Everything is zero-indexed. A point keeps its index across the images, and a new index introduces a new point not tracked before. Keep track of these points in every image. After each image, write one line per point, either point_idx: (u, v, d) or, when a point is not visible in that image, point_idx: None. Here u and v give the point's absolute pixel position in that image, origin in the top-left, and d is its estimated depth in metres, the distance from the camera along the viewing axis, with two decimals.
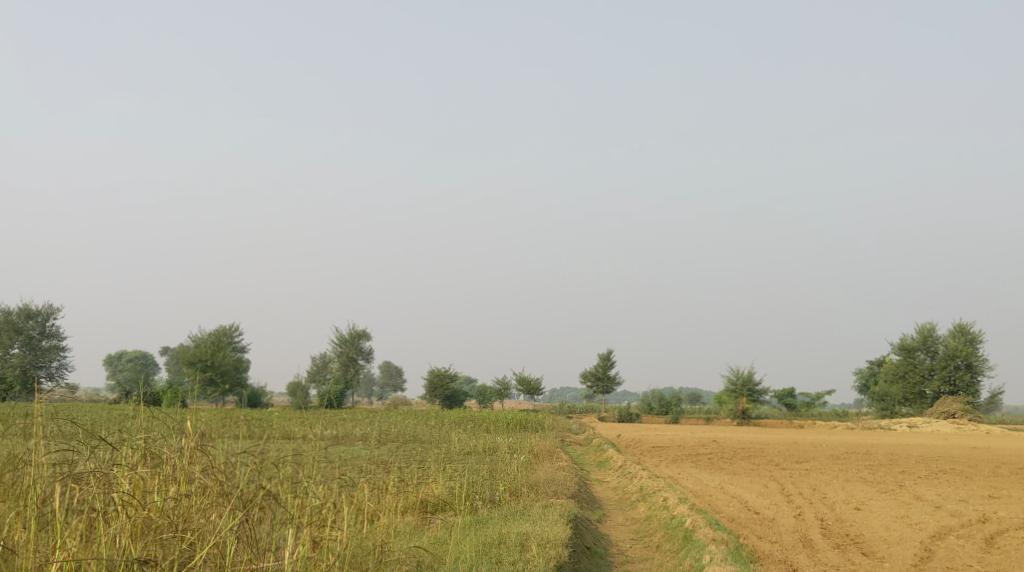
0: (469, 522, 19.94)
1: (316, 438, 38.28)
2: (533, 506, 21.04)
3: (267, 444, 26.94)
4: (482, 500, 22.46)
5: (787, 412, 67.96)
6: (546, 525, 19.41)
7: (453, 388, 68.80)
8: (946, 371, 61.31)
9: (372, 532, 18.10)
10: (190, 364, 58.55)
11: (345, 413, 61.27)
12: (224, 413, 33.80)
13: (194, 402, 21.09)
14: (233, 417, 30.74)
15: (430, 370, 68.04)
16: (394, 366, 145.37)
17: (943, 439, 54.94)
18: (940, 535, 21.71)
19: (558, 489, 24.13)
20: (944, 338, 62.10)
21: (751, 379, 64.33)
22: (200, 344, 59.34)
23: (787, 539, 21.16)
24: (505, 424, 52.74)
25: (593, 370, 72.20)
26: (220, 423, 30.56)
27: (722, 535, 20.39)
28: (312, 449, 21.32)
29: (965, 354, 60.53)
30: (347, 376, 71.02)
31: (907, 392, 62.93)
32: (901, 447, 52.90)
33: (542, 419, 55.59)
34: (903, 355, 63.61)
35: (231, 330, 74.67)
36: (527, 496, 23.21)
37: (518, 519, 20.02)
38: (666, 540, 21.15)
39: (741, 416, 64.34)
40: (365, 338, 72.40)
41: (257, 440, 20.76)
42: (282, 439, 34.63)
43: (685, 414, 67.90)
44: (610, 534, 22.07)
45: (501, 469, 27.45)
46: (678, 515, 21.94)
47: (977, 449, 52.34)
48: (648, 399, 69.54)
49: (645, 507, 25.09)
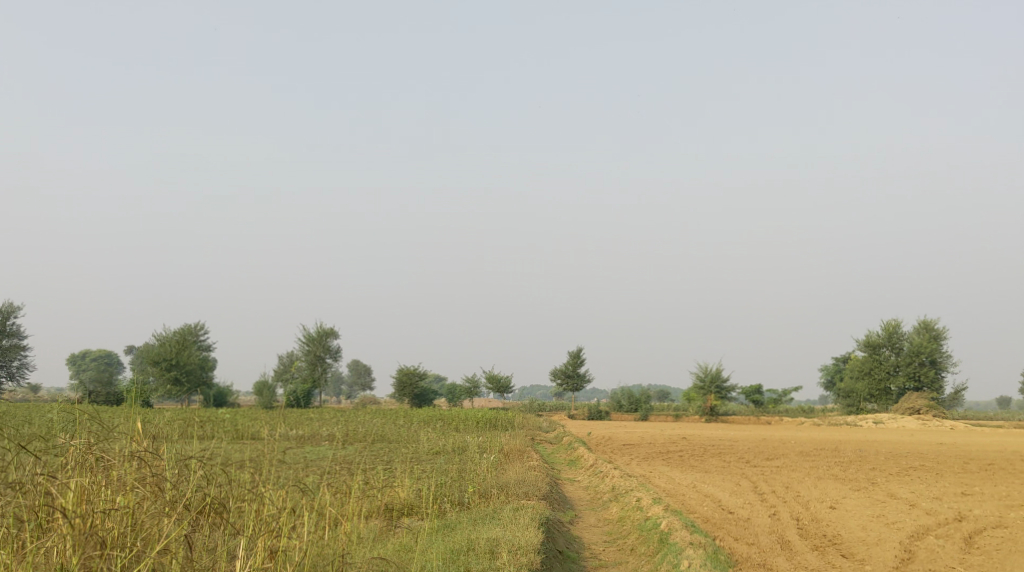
0: (437, 527, 19.28)
1: (280, 441, 37.48)
2: (503, 509, 20.40)
3: (229, 448, 26.24)
4: (450, 503, 21.79)
5: (755, 409, 67.68)
6: (517, 530, 18.78)
7: (421, 387, 68.09)
8: (911, 368, 61.16)
9: (335, 541, 17.50)
10: (155, 363, 57.46)
11: (312, 412, 60.45)
12: (185, 413, 32.98)
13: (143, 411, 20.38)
14: (195, 419, 29.94)
15: (399, 368, 67.26)
16: (362, 365, 144.37)
17: (910, 434, 54.81)
18: (918, 535, 21.28)
19: (528, 490, 23.50)
20: (909, 335, 62.01)
21: (719, 375, 64.02)
22: (164, 342, 58.28)
23: (765, 541, 20.62)
24: (474, 423, 52.12)
25: (562, 367, 71.63)
26: (181, 425, 29.76)
27: (700, 538, 19.82)
28: (273, 454, 20.61)
29: (930, 350, 60.47)
30: (315, 375, 70.05)
31: (872, 388, 62.78)
32: (869, 443, 52.78)
33: (511, 418, 55.02)
34: (869, 352, 63.44)
35: (196, 328, 73.48)
36: (497, 498, 22.56)
37: (488, 524, 19.35)
38: (640, 543, 20.59)
39: (709, 413, 63.95)
40: (333, 337, 71.55)
41: (210, 446, 20.05)
42: (246, 442, 33.86)
43: (654, 411, 67.55)
44: (582, 537, 21.45)
45: (470, 470, 26.84)
46: (653, 516, 21.38)
47: (944, 445, 52.31)
48: (617, 396, 69.05)
49: (618, 508, 24.51)
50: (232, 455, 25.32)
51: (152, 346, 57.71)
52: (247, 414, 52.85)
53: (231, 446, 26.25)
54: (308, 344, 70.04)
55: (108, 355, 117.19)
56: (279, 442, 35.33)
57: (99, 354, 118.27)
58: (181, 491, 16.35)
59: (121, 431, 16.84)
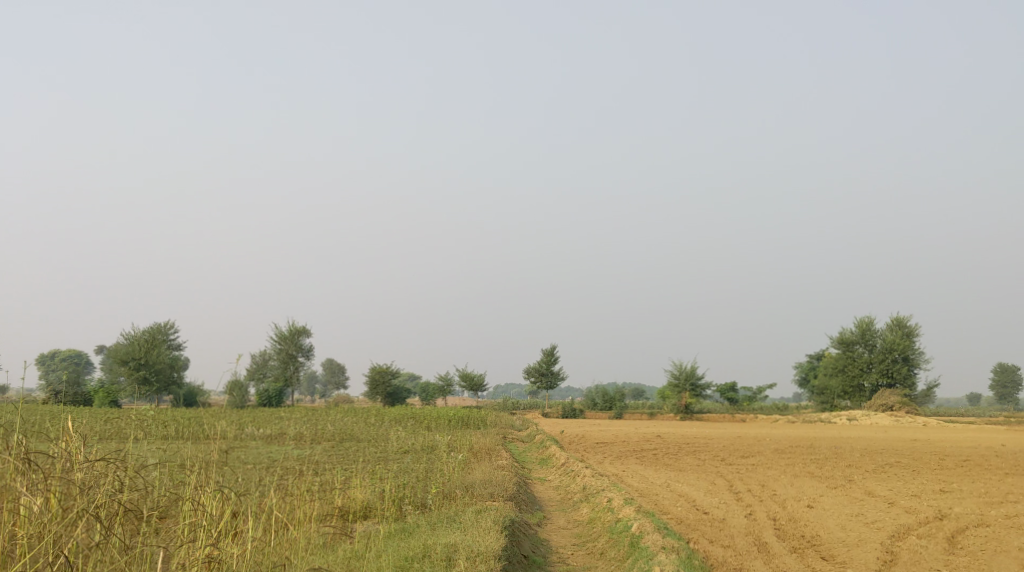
0: (393, 531, 18.32)
1: (247, 443, 36.38)
2: (465, 511, 19.43)
3: (184, 450, 25.23)
4: (412, 506, 20.83)
5: (729, 406, 67.00)
6: (477, 534, 17.80)
7: (394, 385, 67.00)
8: (884, 365, 60.51)
9: (278, 552, 16.57)
10: (122, 362, 56.07)
11: (283, 412, 59.25)
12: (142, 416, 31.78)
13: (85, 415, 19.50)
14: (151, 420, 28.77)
15: (372, 367, 66.12)
16: (337, 364, 142.60)
17: (883, 431, 54.29)
18: (899, 535, 20.45)
19: (495, 490, 22.53)
20: (882, 331, 61.38)
21: (694, 373, 63.22)
22: (132, 340, 56.93)
23: (741, 543, 19.73)
24: (446, 422, 51.04)
25: (536, 365, 70.69)
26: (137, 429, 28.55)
27: (672, 542, 18.88)
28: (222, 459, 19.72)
29: (902, 347, 59.91)
30: (287, 375, 68.75)
31: (846, 385, 62.16)
32: (844, 440, 52.14)
33: (484, 416, 54.06)
34: (842, 348, 62.71)
35: (165, 328, 72.05)
36: (461, 499, 21.58)
37: (448, 528, 18.36)
38: (610, 547, 19.66)
39: (684, 411, 63.17)
40: (305, 335, 70.26)
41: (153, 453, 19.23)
42: (210, 444, 32.76)
43: (628, 409, 66.68)
44: (550, 540, 20.51)
45: (436, 471, 25.90)
46: (623, 518, 20.46)
47: (918, 441, 51.72)
48: (591, 394, 68.15)
49: (588, 509, 23.60)
50: (188, 456, 24.37)
51: (119, 345, 56.32)
52: (218, 414, 51.69)
53: (186, 449, 25.24)
54: (280, 343, 68.75)
55: (80, 355, 115.40)
56: (246, 444, 34.28)
57: (70, 354, 116.87)
58: (108, 495, 15.55)
59: (39, 431, 16.02)
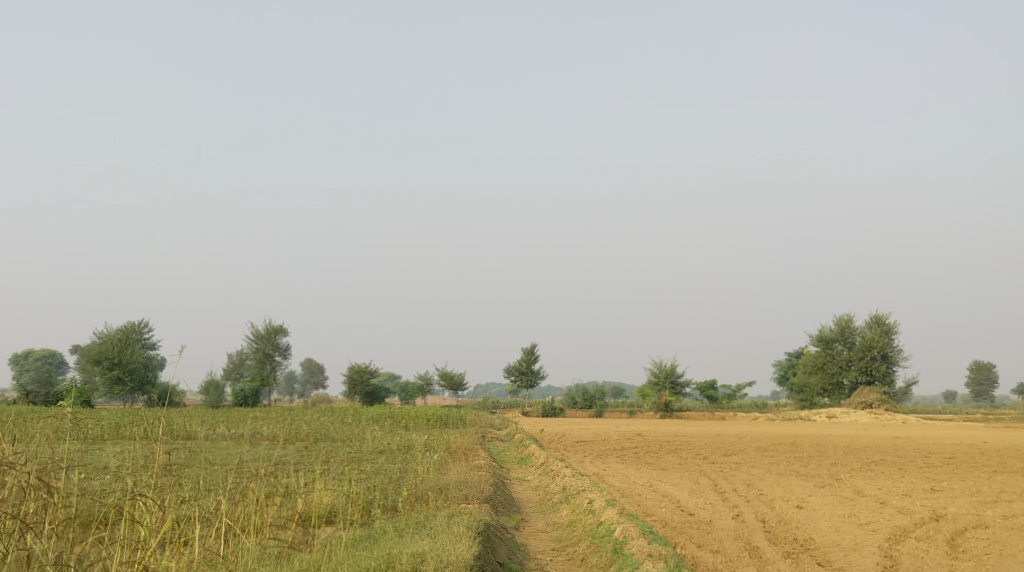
0: (357, 538, 17.18)
1: (219, 445, 35.06)
2: (437, 515, 18.21)
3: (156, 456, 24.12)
4: (381, 510, 19.70)
5: (709, 405, 65.95)
6: (446, 541, 16.58)
7: (373, 385, 65.64)
8: (863, 362, 59.64)
9: (227, 564, 15.49)
10: (96, 361, 54.52)
11: (260, 411, 57.88)
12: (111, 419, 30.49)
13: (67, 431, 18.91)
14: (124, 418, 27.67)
15: (350, 365, 64.74)
16: (315, 364, 140.82)
17: (863, 428, 53.35)
18: (898, 538, 19.35)
19: (470, 492, 21.34)
20: (861, 329, 60.50)
21: (674, 371, 62.06)
22: (106, 340, 55.22)
23: (731, 549, 18.58)
24: (424, 421, 49.84)
25: (515, 364, 69.49)
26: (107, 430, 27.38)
27: (660, 548, 17.71)
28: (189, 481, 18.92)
29: (881, 345, 59.03)
30: (264, 374, 67.19)
31: (825, 383, 61.09)
32: (826, 437, 51.16)
33: (462, 415, 52.79)
34: (821, 346, 61.66)
35: (139, 326, 70.37)
36: (435, 502, 20.39)
37: (416, 535, 17.12)
38: (592, 553, 18.49)
39: (664, 410, 62.09)
40: (283, 333, 68.84)
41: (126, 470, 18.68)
42: (184, 445, 31.61)
43: (608, 408, 65.51)
44: (528, 545, 19.34)
45: (411, 472, 24.75)
46: (606, 521, 19.27)
47: (900, 438, 50.81)
48: (571, 393, 66.89)
49: (568, 511, 22.41)
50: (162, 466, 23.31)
51: (92, 344, 54.58)
52: (191, 414, 50.20)
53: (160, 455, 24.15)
54: (257, 342, 67.21)
55: (55, 355, 113.20)
56: (216, 444, 33.04)
57: (45, 354, 115.34)
58: None
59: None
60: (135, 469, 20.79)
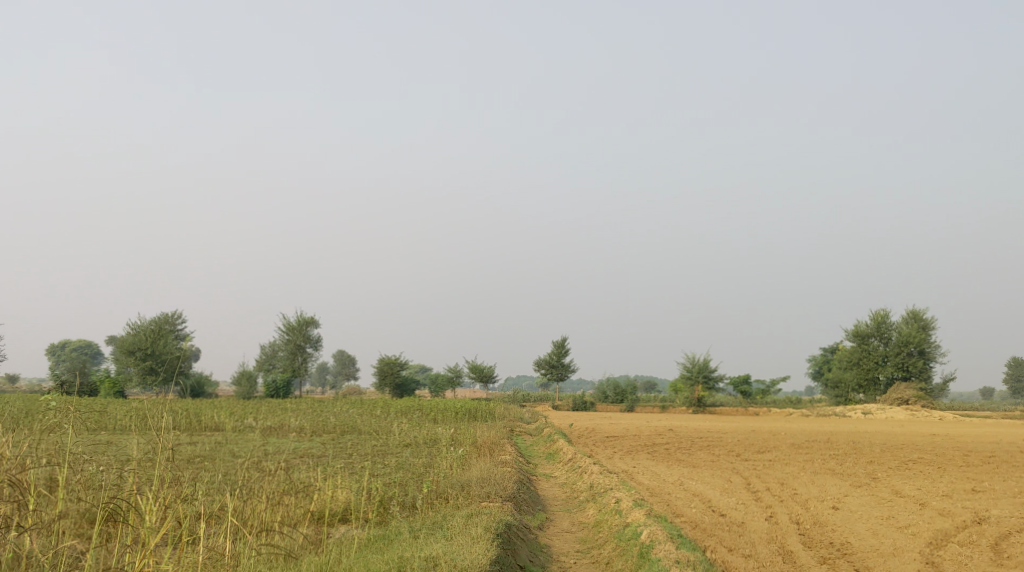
0: (371, 539, 16.60)
1: (247, 437, 34.61)
2: (455, 515, 17.54)
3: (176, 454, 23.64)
4: (399, 508, 19.06)
5: (742, 400, 64.85)
6: (462, 545, 15.94)
7: (403, 376, 65.07)
8: (900, 358, 58.45)
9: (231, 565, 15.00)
10: (129, 352, 54.19)
11: (289, 402, 57.39)
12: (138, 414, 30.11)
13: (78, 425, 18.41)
14: (148, 407, 27.29)
15: (380, 357, 64.20)
16: (347, 355, 140.40)
17: (899, 426, 52.19)
18: (939, 543, 18.46)
19: (493, 490, 20.65)
20: (898, 324, 59.27)
21: (707, 366, 61.02)
22: (138, 331, 54.87)
23: (764, 553, 17.76)
24: (453, 414, 49.24)
25: (546, 357, 68.74)
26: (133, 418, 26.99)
27: (687, 554, 16.93)
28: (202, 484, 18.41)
29: (918, 341, 57.75)
30: (296, 365, 66.78)
31: (861, 378, 59.95)
32: (861, 434, 50.10)
33: (492, 408, 52.11)
34: (857, 342, 60.48)
35: (172, 318, 70.10)
36: (455, 501, 19.72)
37: (432, 537, 16.47)
38: (618, 556, 17.74)
39: (697, 405, 61.15)
40: (314, 325, 68.28)
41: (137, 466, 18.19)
42: (210, 439, 31.18)
43: (640, 403, 64.63)
44: (551, 546, 18.62)
45: (433, 467, 24.06)
46: (632, 523, 18.51)
47: (937, 436, 49.66)
48: (602, 387, 66.07)
49: (595, 510, 21.69)
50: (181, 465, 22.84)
51: (125, 335, 54.22)
52: (220, 405, 49.80)
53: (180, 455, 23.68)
54: (288, 333, 66.76)
55: (88, 346, 113.39)
56: (242, 437, 32.58)
57: (81, 345, 116.21)
58: None
59: None
60: (150, 459, 20.29)
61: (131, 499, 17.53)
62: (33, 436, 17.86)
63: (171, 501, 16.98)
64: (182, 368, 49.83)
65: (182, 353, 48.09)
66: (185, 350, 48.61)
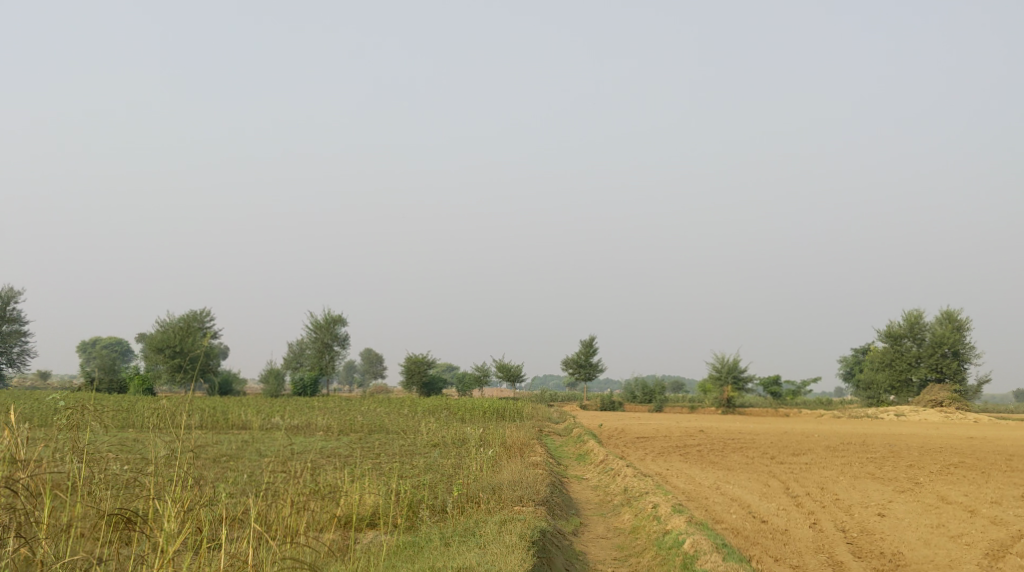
0: (401, 546, 15.95)
1: (274, 436, 34.13)
2: (488, 522, 16.81)
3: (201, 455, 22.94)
4: (429, 513, 18.40)
5: (772, 401, 63.78)
6: (497, 556, 15.24)
7: (430, 375, 64.41)
8: (933, 359, 57.24)
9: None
10: (158, 350, 53.71)
11: (316, 400, 56.79)
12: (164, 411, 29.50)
13: (98, 426, 17.57)
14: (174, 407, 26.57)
15: (407, 356, 63.56)
16: (374, 353, 139.85)
17: (934, 428, 51.01)
18: (997, 554, 17.55)
19: (525, 494, 19.89)
20: (931, 325, 57.94)
21: (736, 366, 59.98)
22: (167, 329, 54.35)
23: (814, 564, 16.93)
24: (481, 413, 48.53)
25: (574, 356, 67.91)
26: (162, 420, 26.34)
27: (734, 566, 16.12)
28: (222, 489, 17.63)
29: (952, 342, 56.50)
30: (323, 363, 66.25)
31: (893, 380, 58.78)
32: (895, 437, 49.01)
33: (519, 407, 51.31)
34: (890, 342, 59.28)
35: (201, 315, 69.69)
36: (487, 506, 19.00)
37: (464, 545, 15.78)
38: (658, 566, 16.96)
39: (726, 405, 60.15)
40: (341, 323, 67.70)
41: (157, 467, 17.41)
42: (236, 437, 30.53)
43: (668, 403, 63.65)
44: (588, 553, 17.83)
45: (462, 469, 23.31)
46: (673, 530, 17.72)
47: (974, 439, 48.47)
48: (630, 387, 65.16)
49: (631, 515, 20.85)
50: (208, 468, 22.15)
51: (154, 333, 53.73)
52: (247, 403, 49.38)
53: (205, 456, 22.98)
54: (316, 331, 66.26)
55: (119, 344, 113.58)
56: (268, 437, 31.92)
57: (107, 341, 116.55)
58: None
59: None
60: (172, 457, 19.48)
61: (151, 502, 16.80)
62: (50, 434, 17.23)
63: (192, 505, 16.32)
64: (209, 365, 49.46)
65: (210, 351, 47.63)
66: (213, 347, 48.13)
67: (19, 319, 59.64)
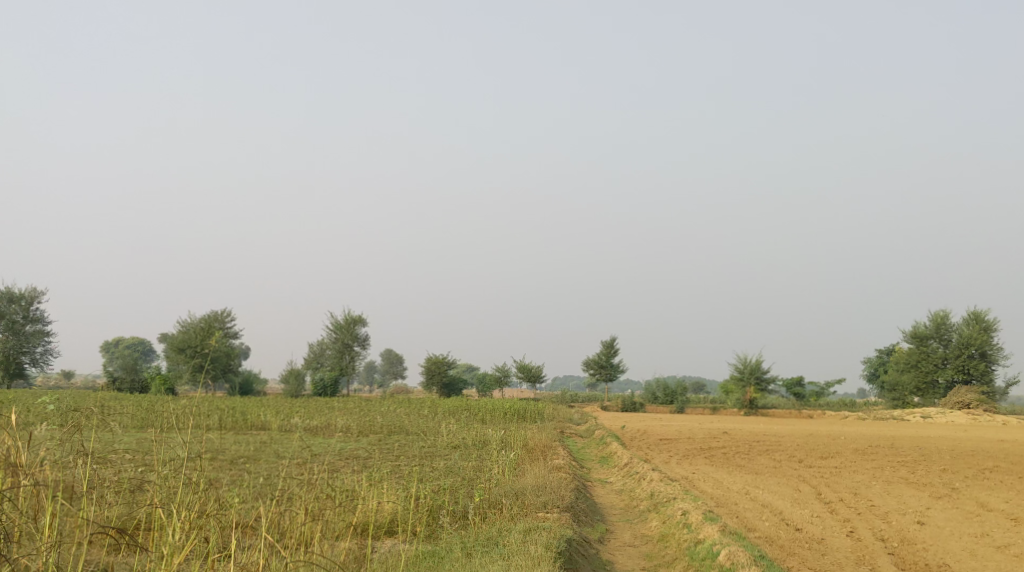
0: (420, 556, 15.20)
1: (291, 437, 33.46)
2: (511, 531, 16.02)
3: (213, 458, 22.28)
4: (449, 520, 17.65)
5: (796, 402, 62.69)
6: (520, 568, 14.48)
7: (451, 376, 63.66)
8: (960, 360, 56.07)
9: None
10: (179, 349, 53.12)
11: (335, 401, 56.21)
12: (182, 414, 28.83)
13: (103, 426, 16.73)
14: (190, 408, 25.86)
15: (427, 356, 62.84)
16: (394, 355, 139.20)
17: (963, 431, 49.84)
18: None
19: (550, 499, 19.05)
20: (958, 326, 56.72)
21: (759, 367, 58.91)
22: (188, 330, 53.72)
23: None
24: (500, 414, 47.75)
25: (595, 357, 67.02)
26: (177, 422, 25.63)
27: None
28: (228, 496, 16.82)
29: (980, 343, 55.29)
30: (343, 364, 65.57)
31: (919, 381, 57.59)
32: (924, 439, 47.84)
33: (539, 408, 50.52)
34: (916, 343, 58.08)
35: (222, 316, 69.18)
36: (510, 512, 18.22)
37: (485, 558, 15.01)
38: None
39: (749, 406, 59.15)
40: (361, 324, 66.97)
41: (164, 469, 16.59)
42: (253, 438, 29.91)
43: (690, 404, 62.72)
44: (615, 562, 17.02)
45: (482, 473, 22.49)
46: (706, 540, 16.89)
47: (1004, 442, 47.28)
48: (652, 388, 64.23)
49: (658, 522, 20.00)
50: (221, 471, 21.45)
51: (175, 333, 53.11)
52: (266, 403, 48.73)
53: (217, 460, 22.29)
54: (336, 332, 65.57)
55: (141, 343, 113.75)
56: (284, 440, 31.31)
57: (129, 341, 116.68)
58: None
59: None
60: (181, 458, 18.65)
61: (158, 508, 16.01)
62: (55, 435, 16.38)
63: (201, 514, 15.58)
64: (230, 365, 48.87)
65: (229, 351, 47.00)
66: (233, 347, 47.51)
67: (42, 319, 59.28)
